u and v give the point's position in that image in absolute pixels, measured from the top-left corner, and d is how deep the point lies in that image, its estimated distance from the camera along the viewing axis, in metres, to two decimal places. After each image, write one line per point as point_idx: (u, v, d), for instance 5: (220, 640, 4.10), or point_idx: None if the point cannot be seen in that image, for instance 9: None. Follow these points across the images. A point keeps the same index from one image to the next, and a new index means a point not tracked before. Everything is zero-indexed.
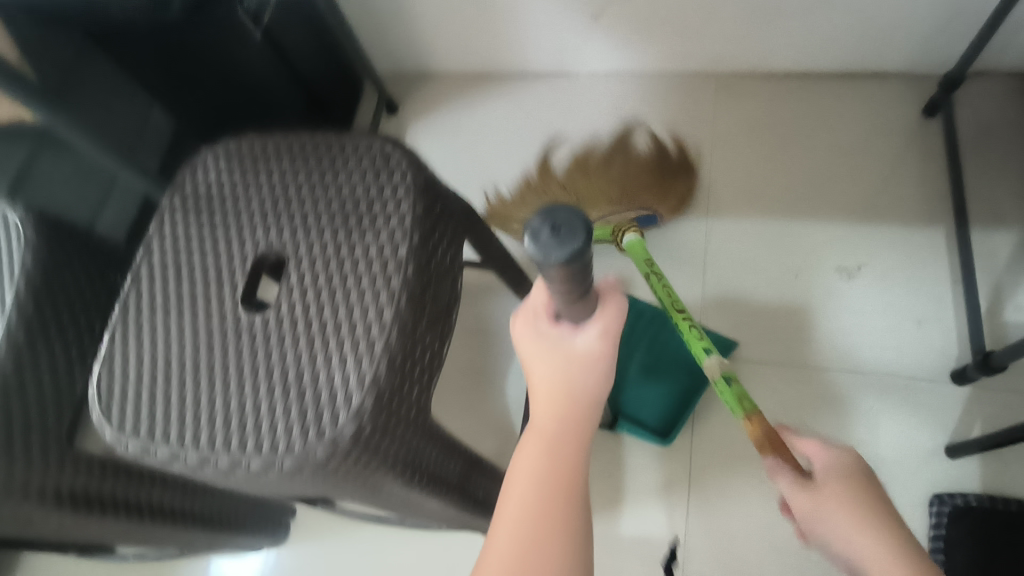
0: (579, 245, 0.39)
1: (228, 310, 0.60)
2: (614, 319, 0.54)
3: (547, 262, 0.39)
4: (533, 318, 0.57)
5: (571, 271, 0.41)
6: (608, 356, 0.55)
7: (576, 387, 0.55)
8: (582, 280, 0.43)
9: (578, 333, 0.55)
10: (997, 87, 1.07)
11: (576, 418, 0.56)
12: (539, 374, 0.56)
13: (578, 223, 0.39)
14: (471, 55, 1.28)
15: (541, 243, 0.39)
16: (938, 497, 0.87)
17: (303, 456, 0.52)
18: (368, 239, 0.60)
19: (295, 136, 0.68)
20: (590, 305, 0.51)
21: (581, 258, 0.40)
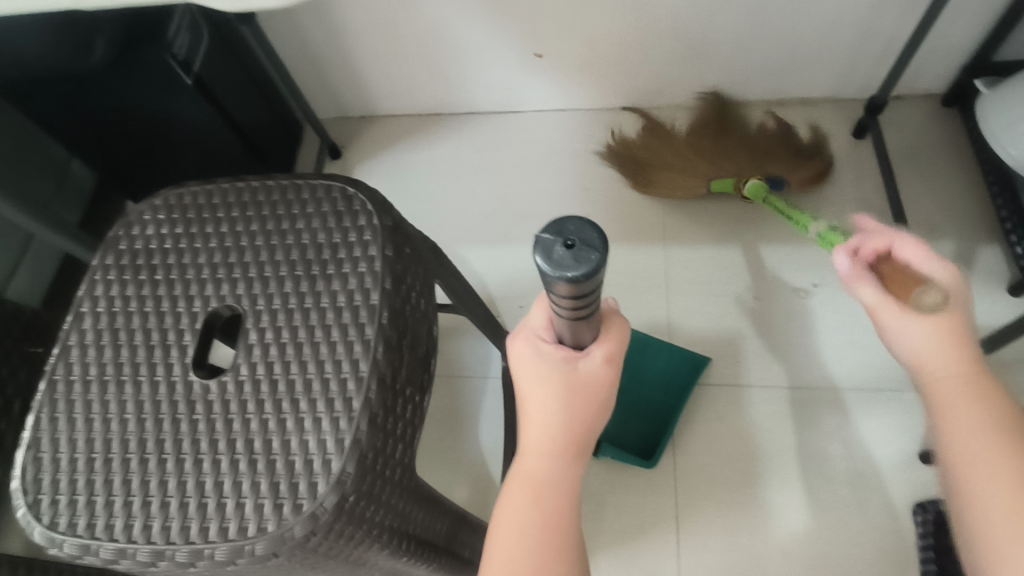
0: (596, 260, 0.34)
1: (177, 376, 0.53)
2: (617, 343, 0.52)
3: (561, 281, 0.34)
4: (533, 342, 0.53)
5: (583, 289, 0.36)
6: (610, 385, 0.52)
7: (574, 423, 0.51)
8: (590, 297, 0.39)
9: (582, 356, 0.51)
10: (914, 109, 1.15)
11: (574, 455, 0.52)
12: (533, 407, 0.52)
13: (593, 236, 0.35)
14: (414, 96, 1.26)
15: (554, 260, 0.34)
16: (920, 506, 0.87)
17: (278, 537, 0.46)
18: (336, 286, 0.55)
19: (242, 181, 0.62)
20: (597, 324, 0.48)
21: (597, 275, 0.35)
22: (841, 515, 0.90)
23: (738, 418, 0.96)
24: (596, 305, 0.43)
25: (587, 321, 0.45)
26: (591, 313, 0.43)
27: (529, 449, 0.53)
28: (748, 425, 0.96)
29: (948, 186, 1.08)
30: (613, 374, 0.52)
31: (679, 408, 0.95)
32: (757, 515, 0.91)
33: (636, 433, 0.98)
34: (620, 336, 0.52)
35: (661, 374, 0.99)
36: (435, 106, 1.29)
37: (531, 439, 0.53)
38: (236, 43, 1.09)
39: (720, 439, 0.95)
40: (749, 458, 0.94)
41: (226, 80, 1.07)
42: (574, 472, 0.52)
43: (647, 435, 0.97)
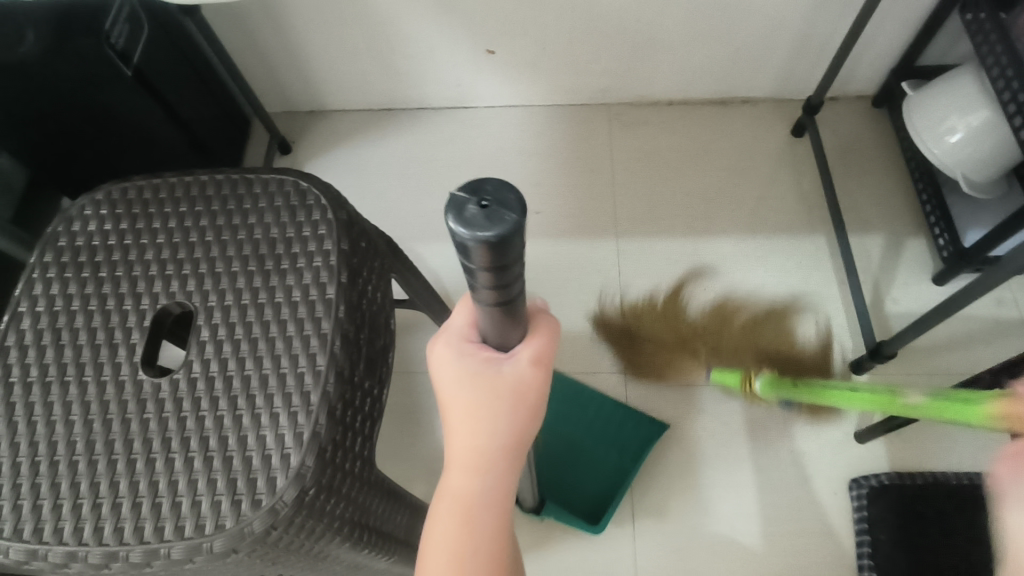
0: (512, 220, 0.30)
1: (126, 375, 0.51)
2: (546, 345, 0.48)
3: (475, 244, 0.31)
4: (455, 343, 0.50)
5: (500, 260, 0.32)
6: (542, 389, 0.48)
7: (502, 433, 0.48)
8: (511, 276, 0.35)
9: (508, 358, 0.48)
10: (846, 110, 1.22)
11: (505, 465, 0.49)
12: (456, 416, 0.49)
13: (509, 199, 0.31)
14: (366, 91, 1.25)
15: (466, 218, 0.30)
16: (855, 482, 0.93)
17: (237, 532, 0.45)
18: (290, 281, 0.55)
19: (191, 176, 0.61)
20: (519, 322, 0.45)
21: (515, 242, 0.31)
22: (784, 496, 0.94)
23: (686, 406, 1.00)
24: (521, 292, 0.40)
25: (512, 316, 0.43)
26: (514, 300, 0.39)
27: (455, 463, 0.50)
28: (695, 413, 1.00)
29: (878, 182, 1.15)
30: (544, 378, 0.48)
31: (630, 474, 0.93)
32: (705, 498, 0.94)
33: (586, 494, 0.95)
34: (548, 334, 0.49)
35: (618, 444, 0.97)
36: (387, 101, 1.28)
37: (457, 452, 0.49)
38: (177, 33, 1.05)
39: (668, 425, 0.99)
40: (697, 445, 0.98)
41: (166, 73, 1.03)
42: (506, 488, 0.49)
43: (597, 497, 0.95)
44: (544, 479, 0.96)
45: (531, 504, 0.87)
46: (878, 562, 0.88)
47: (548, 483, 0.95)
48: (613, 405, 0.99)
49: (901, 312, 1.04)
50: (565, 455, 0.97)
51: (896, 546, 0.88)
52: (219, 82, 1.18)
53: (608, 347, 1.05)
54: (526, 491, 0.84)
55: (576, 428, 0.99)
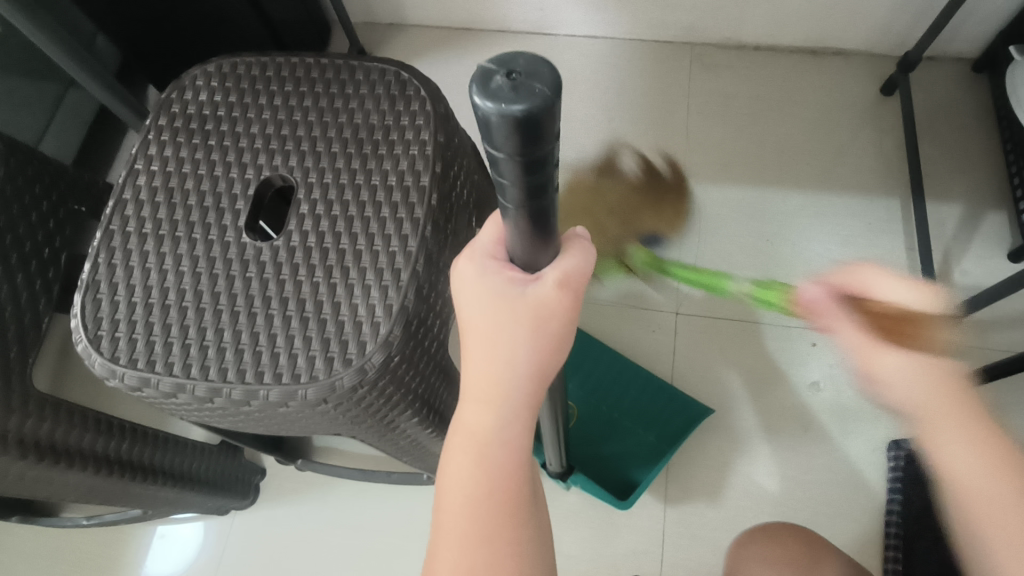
0: (543, 94, 0.28)
1: (231, 238, 0.55)
2: (576, 268, 0.45)
3: (500, 122, 0.28)
4: (479, 260, 0.47)
5: (528, 146, 0.30)
6: (568, 314, 0.45)
7: (520, 360, 0.46)
8: (542, 172, 0.32)
9: (533, 281, 0.45)
10: (942, 72, 1.16)
11: (525, 399, 0.47)
12: (474, 338, 0.47)
13: (544, 72, 0.29)
14: (448, 8, 1.24)
15: (490, 90, 0.28)
16: (896, 443, 0.93)
17: (328, 385, 0.49)
18: (387, 166, 0.56)
19: (297, 59, 0.63)
20: (551, 239, 0.41)
21: (546, 121, 0.29)
22: (822, 448, 0.95)
23: (734, 352, 1.01)
24: (551, 198, 0.36)
25: (542, 233, 0.40)
26: (544, 207, 0.37)
27: (469, 396, 0.48)
28: (743, 358, 1.01)
29: (966, 150, 1.10)
30: (571, 303, 0.45)
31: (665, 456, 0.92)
32: (743, 442, 0.96)
33: (616, 471, 0.95)
34: (580, 258, 0.45)
35: (656, 423, 0.96)
36: (467, 21, 1.27)
37: (472, 380, 0.48)
38: None
39: (714, 367, 1.01)
40: (741, 392, 0.99)
41: None
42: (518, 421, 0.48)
43: (628, 475, 0.94)
44: (576, 452, 0.96)
45: (559, 470, 0.86)
46: (905, 522, 0.88)
47: (580, 456, 0.96)
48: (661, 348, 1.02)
49: (969, 285, 1.02)
50: (600, 430, 0.98)
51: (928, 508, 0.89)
52: None
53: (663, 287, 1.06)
54: (552, 459, 0.83)
55: (617, 404, 0.99)
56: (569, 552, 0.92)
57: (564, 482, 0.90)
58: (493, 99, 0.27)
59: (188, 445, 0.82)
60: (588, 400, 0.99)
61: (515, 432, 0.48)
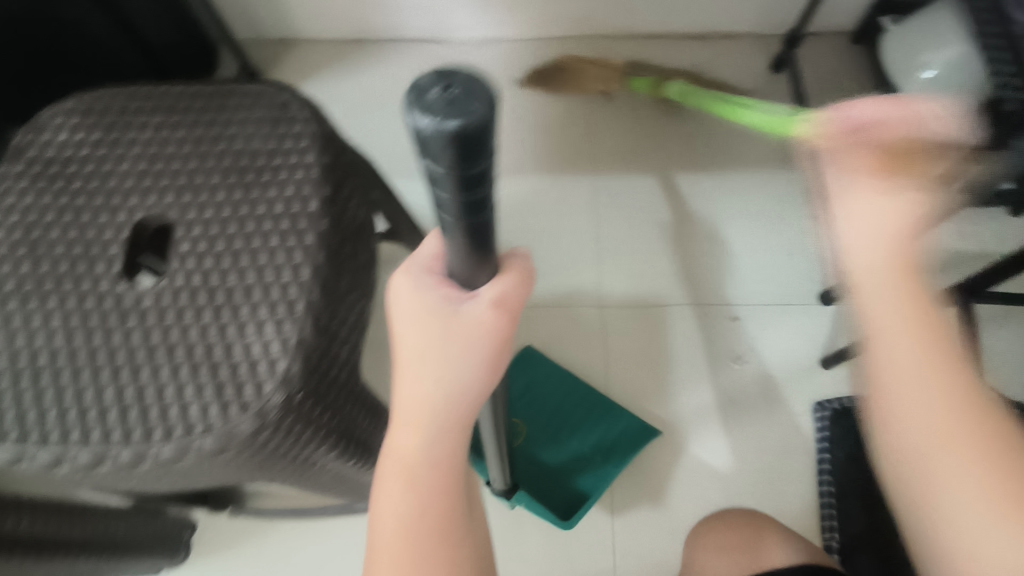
0: (478, 111, 0.28)
1: (106, 289, 0.51)
2: (513, 288, 0.43)
3: (438, 136, 0.28)
4: (415, 275, 0.45)
5: (466, 160, 0.30)
6: (501, 335, 0.44)
7: (454, 378, 0.44)
8: (479, 188, 0.32)
9: (468, 299, 0.43)
10: (825, 46, 1.22)
11: (454, 420, 0.45)
12: (407, 355, 0.45)
13: (481, 89, 0.29)
14: (342, 20, 1.21)
15: (427, 105, 0.28)
16: (819, 404, 0.97)
17: (226, 434, 0.46)
18: (271, 194, 0.54)
19: (166, 88, 0.59)
20: (487, 257, 0.40)
21: (481, 138, 0.29)
22: (754, 421, 0.97)
23: (663, 336, 1.03)
24: (489, 213, 0.36)
25: (478, 253, 0.39)
26: (482, 225, 0.36)
27: (401, 417, 0.46)
28: (673, 341, 1.02)
29: None
30: (505, 325, 0.43)
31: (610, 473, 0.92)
32: (680, 425, 0.97)
33: (561, 490, 0.93)
34: (518, 279, 0.43)
35: (600, 436, 0.96)
36: (364, 31, 1.24)
37: (404, 400, 0.45)
38: None
39: (645, 354, 1.02)
40: (674, 375, 1.00)
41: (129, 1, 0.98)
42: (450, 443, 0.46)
43: (572, 489, 0.93)
44: (520, 471, 0.95)
45: (503, 487, 0.83)
46: (836, 478, 0.92)
47: (525, 475, 0.94)
48: (592, 342, 1.03)
49: None
50: (545, 446, 0.96)
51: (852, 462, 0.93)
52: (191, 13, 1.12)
53: (588, 281, 1.06)
54: (496, 478, 0.80)
55: (561, 420, 0.98)
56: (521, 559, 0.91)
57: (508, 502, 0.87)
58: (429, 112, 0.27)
59: (99, 510, 0.76)
60: (533, 415, 0.98)
61: (447, 455, 0.46)
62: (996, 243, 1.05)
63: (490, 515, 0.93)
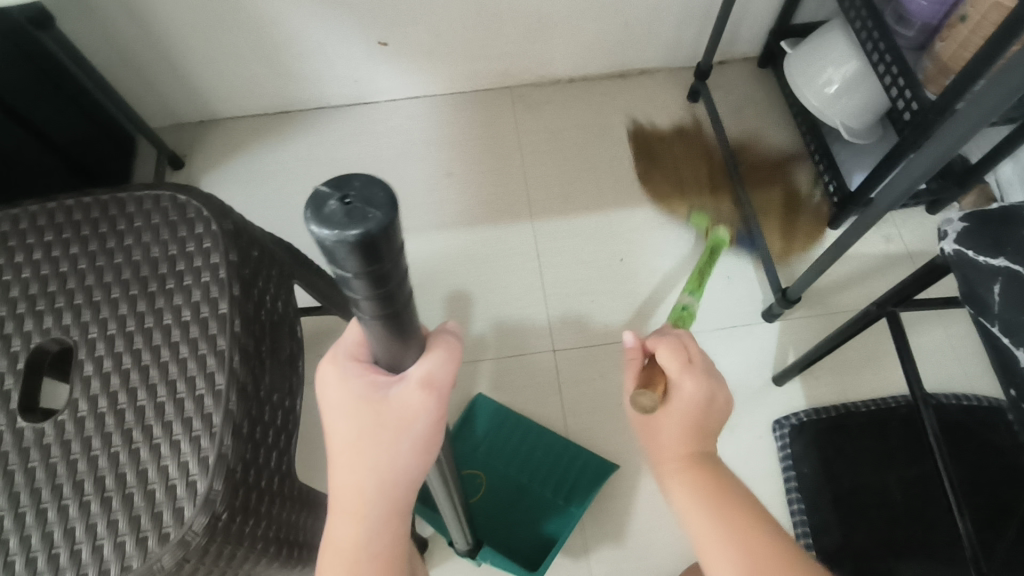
0: (378, 218, 0.25)
1: (3, 426, 0.47)
2: (442, 367, 0.39)
3: (343, 250, 0.25)
4: (341, 361, 0.41)
5: (373, 264, 0.27)
6: (434, 415, 0.40)
7: (388, 468, 0.41)
8: (393, 282, 0.29)
9: (396, 382, 0.39)
10: (734, 73, 1.27)
11: (393, 508, 0.42)
12: (340, 448, 0.41)
13: (379, 193, 0.25)
14: (259, 96, 1.20)
15: (323, 216, 0.24)
16: (778, 422, 0.97)
17: (146, 570, 0.43)
18: (178, 301, 0.51)
19: (56, 201, 0.56)
20: (413, 339, 0.37)
21: (386, 240, 0.26)
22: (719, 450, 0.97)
23: (618, 373, 1.02)
24: (410, 300, 0.33)
25: (403, 337, 0.36)
26: (403, 312, 0.33)
27: (338, 507, 0.43)
28: (627, 378, 1.02)
29: (771, 139, 1.20)
30: (437, 404, 0.39)
31: (574, 514, 0.90)
32: (646, 462, 0.96)
33: (527, 538, 0.92)
34: (447, 356, 0.39)
35: (562, 477, 0.94)
36: (283, 104, 1.23)
37: (340, 491, 0.42)
38: (50, 67, 0.95)
39: (601, 396, 1.01)
40: (634, 413, 0.99)
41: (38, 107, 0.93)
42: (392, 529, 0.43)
43: (539, 536, 0.91)
44: (483, 524, 0.93)
45: (466, 548, 0.81)
46: (806, 493, 0.92)
47: (487, 527, 0.92)
48: (547, 390, 1.01)
49: (803, 259, 1.10)
50: (507, 494, 0.94)
51: (818, 477, 0.93)
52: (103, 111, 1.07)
53: (535, 329, 1.05)
54: (456, 537, 0.78)
55: (521, 466, 0.96)
56: None
57: (474, 560, 0.85)
58: (326, 228, 0.24)
59: None
60: (492, 464, 0.96)
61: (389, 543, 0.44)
62: (918, 242, 1.09)
63: None
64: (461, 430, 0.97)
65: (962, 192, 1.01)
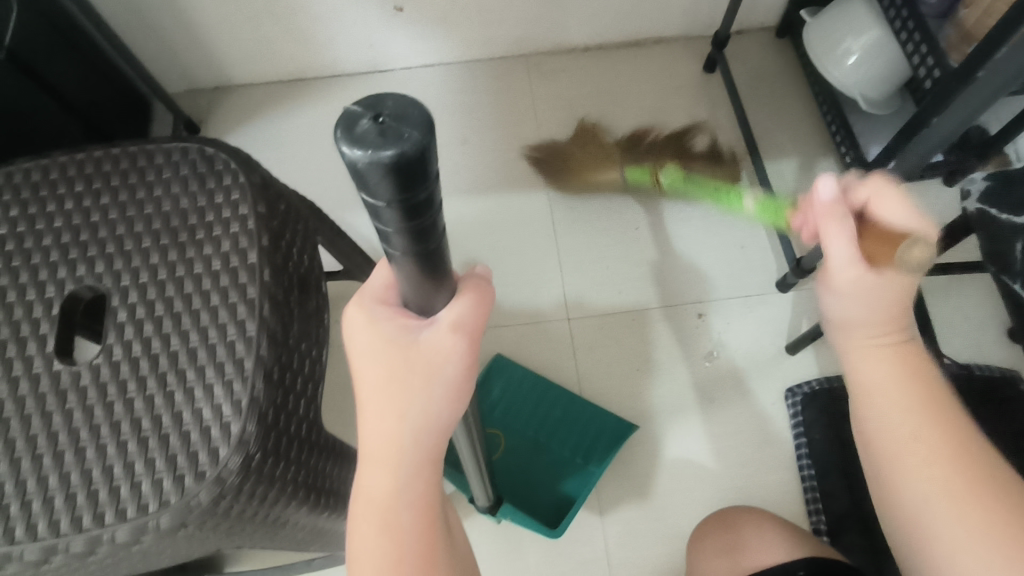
0: (415, 138, 0.22)
1: (40, 369, 0.48)
2: (473, 311, 0.37)
3: (376, 175, 0.23)
4: (368, 305, 0.39)
5: (409, 193, 0.24)
6: (464, 362, 0.38)
7: (418, 416, 0.38)
8: (430, 216, 0.27)
9: (425, 326, 0.37)
10: (752, 43, 1.26)
11: (423, 459, 0.40)
12: (370, 394, 0.39)
13: (414, 112, 0.23)
14: (275, 62, 1.20)
15: (355, 136, 0.22)
16: (790, 390, 0.98)
17: (183, 506, 0.44)
18: (208, 251, 0.52)
19: (85, 153, 0.57)
20: (445, 282, 0.34)
21: (423, 166, 0.23)
22: (731, 417, 0.98)
23: (631, 340, 1.03)
24: (444, 241, 0.30)
25: (436, 280, 0.33)
26: (438, 256, 0.31)
27: (367, 458, 0.41)
28: (641, 345, 1.03)
29: (788, 109, 1.20)
30: (467, 350, 0.37)
31: (593, 473, 0.92)
32: (659, 426, 0.97)
33: (548, 496, 0.93)
34: (478, 299, 0.37)
35: (580, 438, 0.96)
36: (299, 70, 1.22)
37: (369, 442, 0.40)
38: (70, 30, 0.96)
39: (613, 362, 1.02)
40: (647, 379, 1.00)
41: (58, 69, 0.94)
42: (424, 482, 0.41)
43: (558, 494, 0.93)
44: (504, 482, 0.95)
45: (487, 504, 0.83)
46: (817, 460, 0.93)
47: (509, 485, 0.94)
48: (562, 356, 1.02)
49: None
50: (527, 452, 0.97)
51: (830, 443, 0.93)
52: (121, 75, 1.08)
53: (550, 296, 1.06)
54: (478, 493, 0.79)
55: (539, 425, 0.98)
56: None
57: (495, 517, 0.87)
58: (358, 148, 0.22)
59: None
60: (510, 425, 0.98)
61: (424, 491, 0.42)
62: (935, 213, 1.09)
63: (479, 543, 0.92)
64: (480, 390, 0.99)
65: (981, 164, 0.99)
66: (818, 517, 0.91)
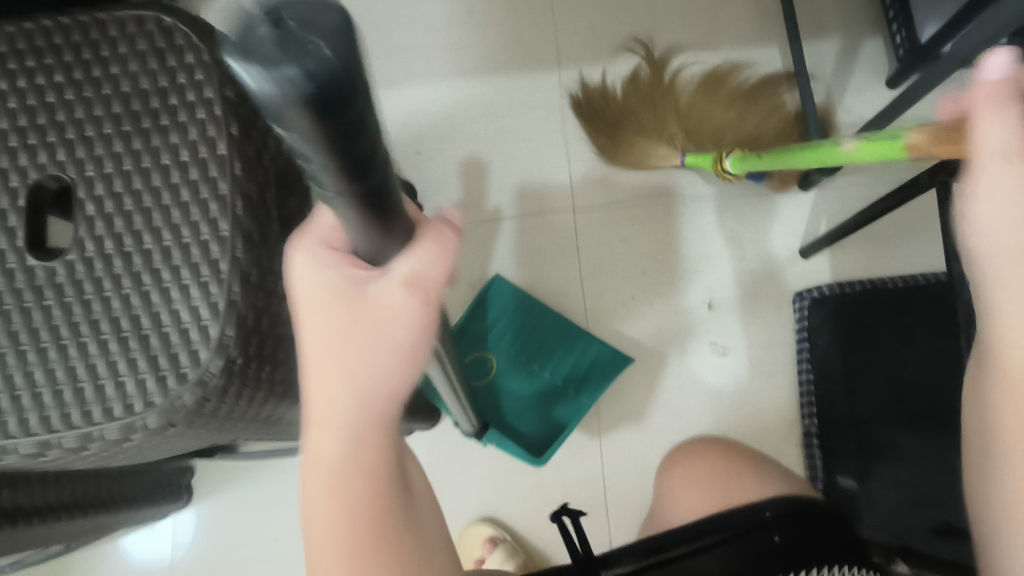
0: (322, 51, 0.19)
1: (13, 264, 0.47)
2: (430, 264, 0.32)
3: (280, 98, 0.19)
4: (309, 249, 0.35)
5: (329, 122, 0.21)
6: (419, 319, 0.34)
7: (366, 375, 0.35)
8: (364, 148, 0.23)
9: (375, 279, 0.33)
10: None
11: (374, 420, 0.37)
12: (311, 349, 0.35)
13: (328, 17, 0.19)
14: None
15: (246, 44, 0.19)
16: (799, 294, 0.96)
17: (168, 407, 0.44)
18: (174, 139, 0.48)
19: (33, 23, 0.51)
20: (393, 231, 0.30)
21: (339, 88, 0.20)
22: (737, 317, 0.97)
23: (638, 236, 1.00)
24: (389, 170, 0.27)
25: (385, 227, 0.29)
26: (386, 195, 0.27)
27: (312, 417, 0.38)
28: (648, 242, 0.99)
29: None
30: (422, 306, 0.34)
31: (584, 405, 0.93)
32: (660, 326, 0.97)
33: (537, 425, 0.95)
34: (438, 248, 0.33)
35: (572, 367, 0.96)
36: None
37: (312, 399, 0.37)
38: None
39: (621, 259, 0.99)
40: (652, 278, 0.98)
41: None
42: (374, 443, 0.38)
43: (548, 423, 0.95)
44: (492, 406, 0.96)
45: (472, 431, 0.84)
46: (817, 365, 0.93)
47: (497, 413, 0.96)
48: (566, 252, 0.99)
49: (850, 122, 1.02)
50: (518, 376, 0.97)
51: (833, 349, 0.93)
52: None
53: (558, 189, 1.01)
54: (466, 421, 0.80)
55: (530, 354, 0.97)
56: (510, 470, 0.94)
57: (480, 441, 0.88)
58: (250, 62, 0.18)
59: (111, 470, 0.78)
60: (500, 348, 0.97)
61: (373, 457, 0.38)
62: None
63: None
64: (476, 313, 0.97)
65: None
66: (811, 420, 0.93)
